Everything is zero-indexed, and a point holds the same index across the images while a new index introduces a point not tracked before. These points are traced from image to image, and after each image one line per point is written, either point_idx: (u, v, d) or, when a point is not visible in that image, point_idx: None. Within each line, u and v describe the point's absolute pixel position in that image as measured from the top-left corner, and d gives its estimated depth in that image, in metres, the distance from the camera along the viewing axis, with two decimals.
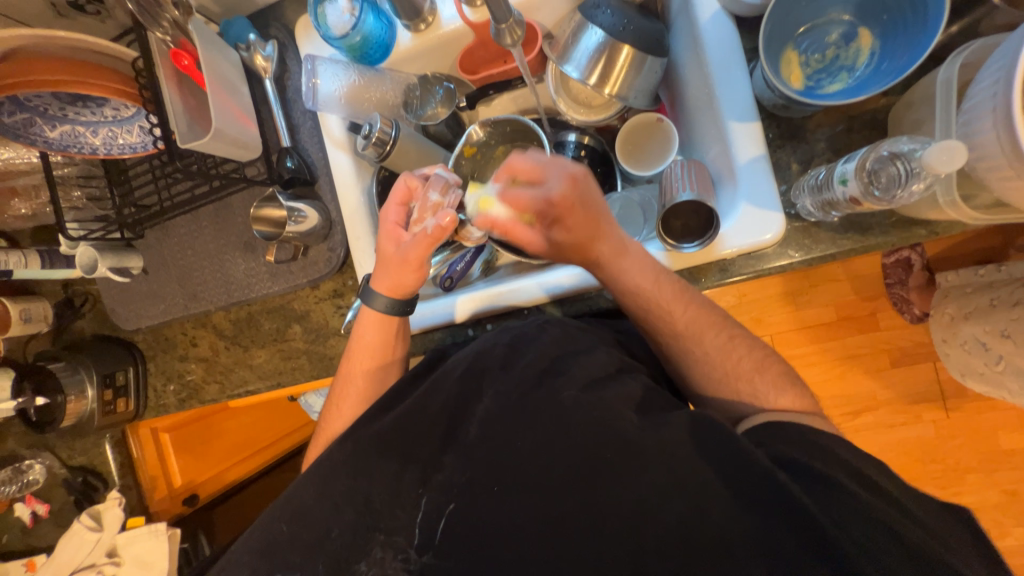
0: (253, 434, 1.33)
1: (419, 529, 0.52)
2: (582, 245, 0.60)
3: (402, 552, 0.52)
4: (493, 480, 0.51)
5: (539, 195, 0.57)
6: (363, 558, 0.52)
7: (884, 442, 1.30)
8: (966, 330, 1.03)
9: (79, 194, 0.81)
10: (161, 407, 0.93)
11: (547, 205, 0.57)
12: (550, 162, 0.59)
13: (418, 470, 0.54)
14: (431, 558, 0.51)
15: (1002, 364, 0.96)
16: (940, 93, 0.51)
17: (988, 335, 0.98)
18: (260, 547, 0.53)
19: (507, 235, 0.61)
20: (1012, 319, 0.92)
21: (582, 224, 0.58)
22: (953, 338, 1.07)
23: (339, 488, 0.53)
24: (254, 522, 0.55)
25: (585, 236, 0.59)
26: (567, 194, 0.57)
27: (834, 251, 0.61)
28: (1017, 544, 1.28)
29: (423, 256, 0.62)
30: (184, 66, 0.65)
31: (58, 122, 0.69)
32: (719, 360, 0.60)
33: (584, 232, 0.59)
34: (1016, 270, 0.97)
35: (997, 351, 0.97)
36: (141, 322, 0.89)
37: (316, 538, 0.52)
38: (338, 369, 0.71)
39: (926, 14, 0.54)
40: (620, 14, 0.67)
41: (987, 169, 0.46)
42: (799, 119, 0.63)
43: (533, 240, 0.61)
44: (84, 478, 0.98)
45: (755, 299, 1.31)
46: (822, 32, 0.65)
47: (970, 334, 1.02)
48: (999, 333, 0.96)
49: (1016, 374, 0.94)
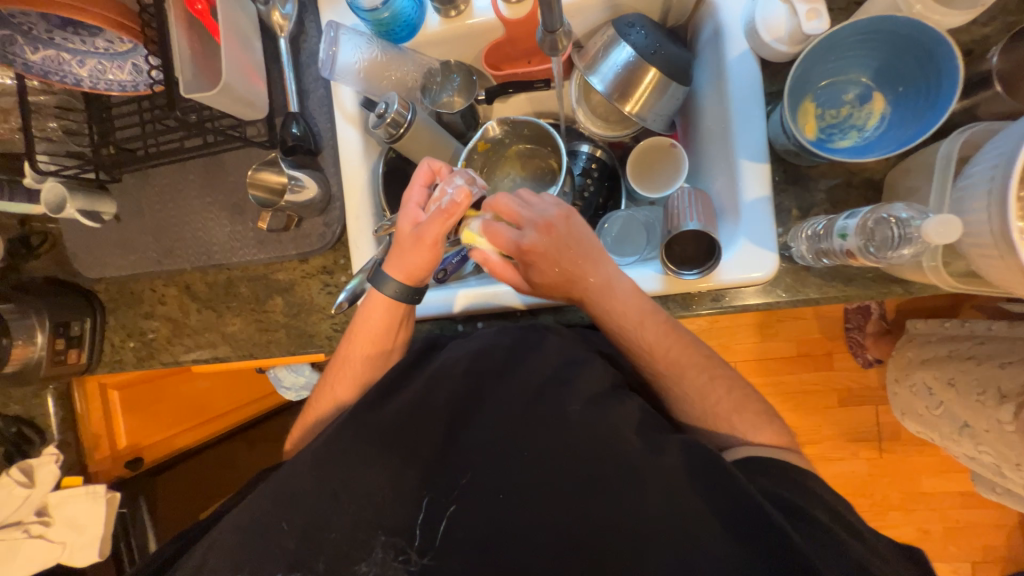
0: (207, 402, 1.28)
1: (420, 530, 0.51)
2: (565, 282, 0.62)
3: (402, 552, 0.51)
4: (499, 488, 0.52)
5: (513, 240, 0.60)
6: (364, 558, 0.50)
7: (826, 474, 1.39)
8: (921, 377, 1.09)
9: (54, 126, 0.76)
10: (117, 363, 0.87)
11: (520, 248, 0.60)
12: (527, 208, 0.63)
13: (420, 468, 0.54)
14: (431, 559, 0.50)
15: (940, 408, 1.05)
16: (939, 165, 0.55)
17: (932, 379, 1.05)
18: (237, 528, 0.51)
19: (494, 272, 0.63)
20: (961, 369, 0.97)
21: (559, 265, 0.61)
22: (903, 379, 1.15)
23: (325, 473, 0.52)
24: (243, 508, 0.53)
25: (562, 276, 0.62)
26: (540, 238, 0.60)
27: (816, 296, 0.65)
28: None
29: (438, 235, 0.61)
30: (198, 11, 0.62)
31: (42, 45, 0.64)
32: (703, 387, 0.62)
33: (561, 273, 0.61)
34: (976, 326, 0.98)
35: (937, 395, 1.05)
36: (106, 271, 0.84)
37: (314, 524, 0.51)
38: (336, 349, 0.69)
39: (938, 91, 0.58)
40: (653, 37, 0.68)
41: (971, 244, 0.50)
42: (805, 168, 0.66)
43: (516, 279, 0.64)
44: (17, 429, 0.91)
45: (726, 327, 1.36)
46: (840, 89, 0.68)
47: (920, 378, 1.10)
48: (947, 379, 1.00)
49: (949, 419, 1.03)
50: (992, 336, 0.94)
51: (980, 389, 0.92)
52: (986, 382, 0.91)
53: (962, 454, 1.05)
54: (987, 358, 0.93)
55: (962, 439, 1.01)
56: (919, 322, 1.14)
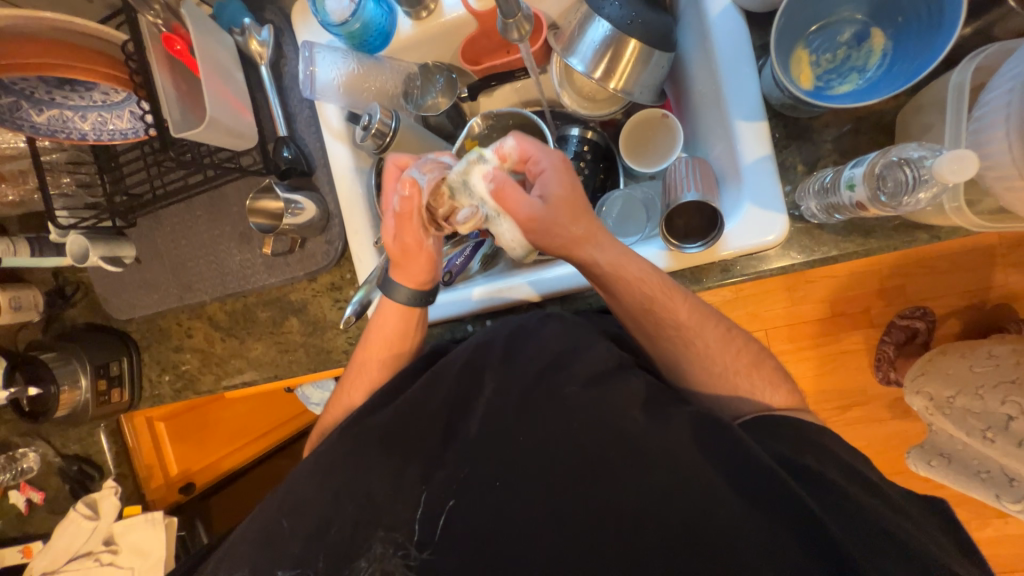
0: (249, 422, 1.35)
1: (420, 526, 0.53)
2: (573, 212, 0.57)
3: (402, 547, 0.52)
4: (495, 474, 0.53)
5: (542, 151, 0.58)
6: (363, 555, 0.51)
7: (872, 436, 1.33)
8: (990, 347, 1.02)
9: (68, 180, 0.80)
10: (156, 398, 0.92)
11: (545, 159, 0.58)
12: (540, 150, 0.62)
13: (419, 463, 0.54)
14: (431, 553, 0.52)
15: (991, 367, 1.00)
16: (951, 97, 0.51)
17: (1005, 349, 0.99)
18: (261, 536, 0.53)
19: (501, 188, 0.56)
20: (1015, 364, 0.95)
21: (576, 190, 0.58)
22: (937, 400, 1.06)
23: (339, 477, 0.54)
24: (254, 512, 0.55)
25: (572, 198, 0.58)
26: (563, 160, 0.59)
27: (835, 253, 0.61)
28: (996, 534, 1.32)
29: (415, 237, 0.62)
30: (177, 51, 0.64)
31: (45, 106, 0.67)
32: (718, 361, 0.61)
33: (576, 199, 0.58)
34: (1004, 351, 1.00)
35: (1001, 360, 0.99)
36: (135, 312, 0.88)
37: (313, 530, 0.52)
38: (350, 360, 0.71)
39: (942, 17, 0.53)
40: (628, 6, 0.65)
41: (997, 178, 0.47)
42: (806, 120, 0.62)
43: (526, 200, 0.56)
44: (78, 466, 0.98)
45: (752, 295, 1.28)
46: (834, 32, 0.64)
47: (984, 347, 1.03)
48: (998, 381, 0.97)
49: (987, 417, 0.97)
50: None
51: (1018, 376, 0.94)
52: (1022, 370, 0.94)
53: (965, 409, 1.01)
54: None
55: (989, 392, 0.97)
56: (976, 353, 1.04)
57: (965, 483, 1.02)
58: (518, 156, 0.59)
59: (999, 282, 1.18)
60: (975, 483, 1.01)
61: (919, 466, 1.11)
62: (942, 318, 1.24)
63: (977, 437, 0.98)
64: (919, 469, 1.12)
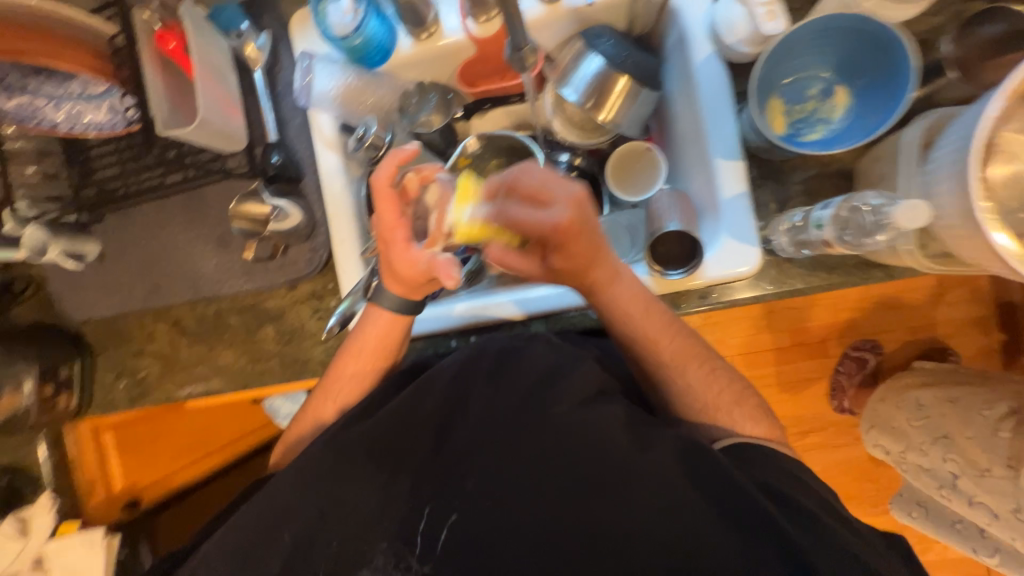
0: (204, 438, 1.25)
1: (421, 539, 0.53)
2: (578, 273, 0.60)
3: (403, 559, 0.53)
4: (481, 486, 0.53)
5: (540, 219, 0.55)
6: (363, 565, 0.53)
7: (828, 461, 1.40)
8: (916, 395, 1.14)
9: (33, 171, 0.74)
10: (109, 405, 0.86)
11: (551, 228, 0.55)
12: (554, 184, 0.57)
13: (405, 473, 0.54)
14: (432, 566, 0.53)
15: (924, 420, 1.11)
16: (905, 152, 0.57)
17: (929, 397, 1.11)
18: (235, 547, 0.51)
19: (502, 262, 0.62)
20: (943, 413, 1.08)
21: (582, 253, 0.58)
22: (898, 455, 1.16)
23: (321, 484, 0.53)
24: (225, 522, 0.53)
25: (583, 260, 0.59)
26: (567, 226, 0.55)
27: (801, 287, 0.66)
28: (937, 558, 1.40)
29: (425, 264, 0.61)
30: (171, 48, 0.64)
31: (17, 93, 0.64)
32: (699, 385, 0.63)
33: (580, 260, 0.58)
34: (925, 399, 1.12)
35: (929, 411, 1.11)
36: (94, 312, 0.83)
37: None
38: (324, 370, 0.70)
39: (896, 81, 0.60)
40: (621, 45, 0.69)
41: (943, 227, 0.52)
42: (778, 162, 0.67)
43: (528, 262, 0.62)
44: (8, 480, 0.90)
45: (721, 322, 1.34)
46: (805, 85, 0.70)
47: (912, 395, 1.15)
48: (936, 436, 1.08)
49: (932, 476, 1.09)
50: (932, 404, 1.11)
51: (943, 430, 1.07)
52: (945, 423, 1.07)
53: (917, 465, 1.12)
54: (950, 409, 1.07)
55: (931, 450, 1.08)
56: (903, 403, 1.16)
57: (944, 531, 1.15)
58: (509, 224, 0.57)
59: (939, 321, 1.29)
60: (954, 534, 1.13)
61: (902, 516, 1.24)
62: (890, 351, 1.34)
63: (934, 493, 1.09)
64: (902, 517, 1.24)
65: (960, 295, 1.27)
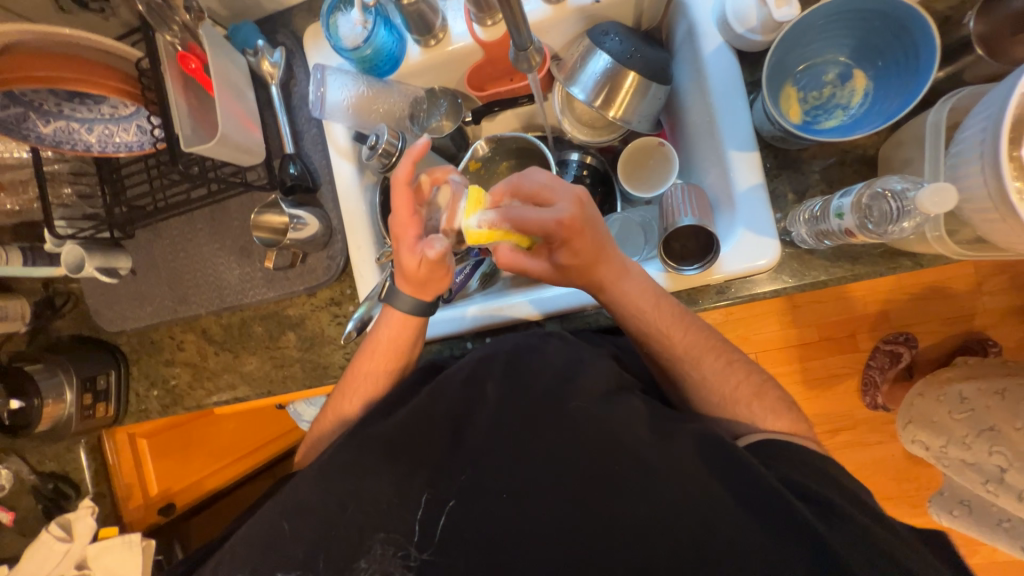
0: (235, 440, 1.31)
1: (420, 525, 0.53)
2: (585, 270, 0.60)
3: (402, 548, 0.52)
4: (500, 485, 0.53)
5: (547, 217, 0.55)
6: (363, 555, 0.52)
7: (862, 460, 1.34)
8: (960, 390, 1.10)
9: (69, 191, 0.79)
10: (143, 412, 0.90)
11: (558, 224, 0.55)
12: (555, 184, 0.58)
13: (424, 472, 0.55)
14: (431, 554, 0.52)
15: (967, 413, 1.07)
16: (929, 135, 0.55)
17: (974, 389, 1.07)
18: (262, 546, 0.52)
19: (512, 268, 0.61)
20: (989, 403, 1.04)
21: (589, 250, 0.58)
22: (939, 451, 1.11)
23: (343, 485, 0.54)
24: (253, 522, 0.54)
25: (590, 256, 0.58)
26: (574, 221, 0.56)
27: (824, 278, 0.64)
28: (983, 561, 1.32)
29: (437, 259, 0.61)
30: (192, 69, 0.66)
31: (52, 117, 0.67)
32: (719, 382, 0.62)
33: (586, 257, 0.58)
34: (970, 393, 1.07)
35: (973, 403, 1.06)
36: (126, 324, 0.87)
37: (314, 541, 0.52)
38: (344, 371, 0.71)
39: (918, 60, 0.58)
40: (628, 41, 0.69)
41: (974, 210, 0.50)
42: (795, 151, 0.66)
43: (537, 266, 0.61)
44: (55, 484, 0.94)
45: (742, 318, 1.31)
46: (820, 71, 0.69)
47: (954, 388, 1.11)
48: (982, 429, 1.03)
49: (979, 472, 1.04)
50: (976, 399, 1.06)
51: (988, 424, 1.03)
52: (992, 417, 1.02)
53: (960, 460, 1.08)
54: (996, 402, 1.02)
55: (974, 444, 1.04)
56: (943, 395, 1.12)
57: (988, 532, 1.09)
58: (517, 227, 0.56)
59: (978, 311, 1.23)
60: (999, 534, 1.07)
61: (942, 516, 1.19)
62: (924, 343, 1.28)
63: (981, 490, 1.04)
64: (942, 517, 1.19)
65: (1000, 284, 1.21)
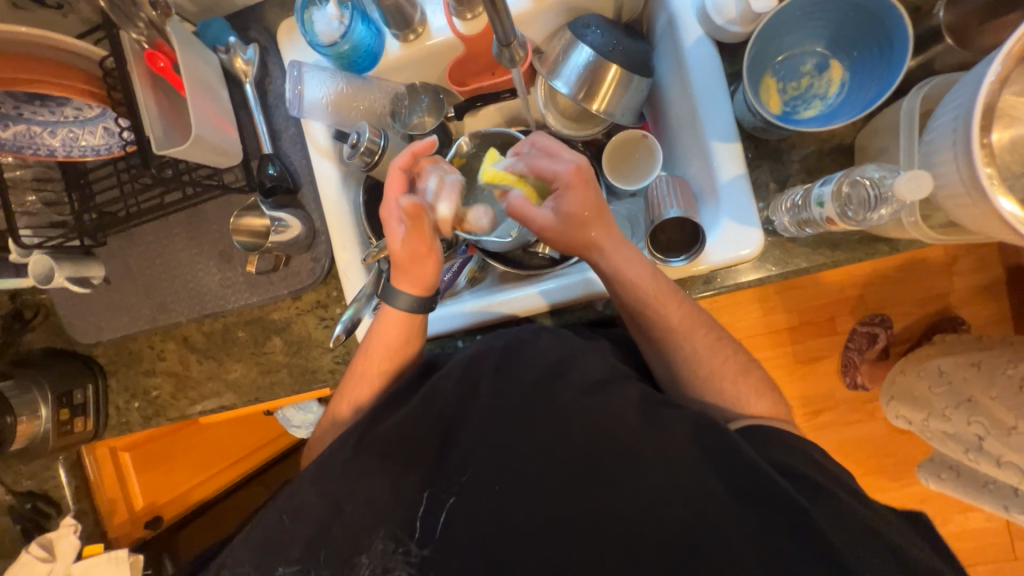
0: (221, 449, 1.28)
1: (421, 523, 0.54)
2: (587, 222, 0.61)
3: (402, 545, 0.53)
4: (496, 481, 0.54)
5: (559, 161, 0.60)
6: (364, 551, 0.53)
7: (843, 438, 1.39)
8: (937, 363, 1.14)
9: (33, 199, 0.75)
10: (124, 426, 0.87)
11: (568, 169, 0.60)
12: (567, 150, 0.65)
13: (420, 472, 0.55)
14: (430, 550, 0.53)
15: (945, 386, 1.10)
16: (903, 122, 0.57)
17: (950, 363, 1.11)
18: (258, 555, 0.52)
19: (515, 211, 0.62)
20: (966, 377, 1.07)
21: (593, 203, 0.60)
22: (925, 426, 1.15)
23: (339, 489, 0.53)
24: (248, 531, 0.53)
25: (591, 211, 0.60)
26: (580, 171, 0.60)
27: (806, 265, 0.65)
28: (958, 529, 1.39)
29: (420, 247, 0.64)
30: (161, 68, 0.62)
31: (11, 121, 0.63)
32: (708, 371, 0.63)
33: (589, 209, 0.60)
34: (945, 366, 1.12)
35: (951, 377, 1.10)
36: (102, 334, 0.83)
37: (312, 548, 0.52)
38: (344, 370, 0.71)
39: (891, 51, 0.60)
40: (609, 34, 0.69)
41: (946, 196, 0.52)
42: (776, 142, 0.67)
43: (541, 213, 0.61)
44: (33, 504, 0.90)
45: (726, 305, 1.34)
46: (798, 62, 0.70)
47: (933, 363, 1.14)
48: (960, 400, 1.07)
49: (959, 441, 1.08)
50: (954, 372, 1.10)
51: (966, 395, 1.06)
52: (973, 386, 1.05)
53: (941, 431, 1.11)
54: (974, 375, 1.06)
55: (953, 414, 1.07)
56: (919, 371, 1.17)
57: (975, 493, 1.13)
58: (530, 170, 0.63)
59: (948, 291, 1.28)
60: (984, 494, 1.11)
61: (930, 480, 1.24)
62: (899, 324, 1.33)
63: (963, 458, 1.08)
64: (930, 482, 1.24)
65: (967, 264, 1.26)
